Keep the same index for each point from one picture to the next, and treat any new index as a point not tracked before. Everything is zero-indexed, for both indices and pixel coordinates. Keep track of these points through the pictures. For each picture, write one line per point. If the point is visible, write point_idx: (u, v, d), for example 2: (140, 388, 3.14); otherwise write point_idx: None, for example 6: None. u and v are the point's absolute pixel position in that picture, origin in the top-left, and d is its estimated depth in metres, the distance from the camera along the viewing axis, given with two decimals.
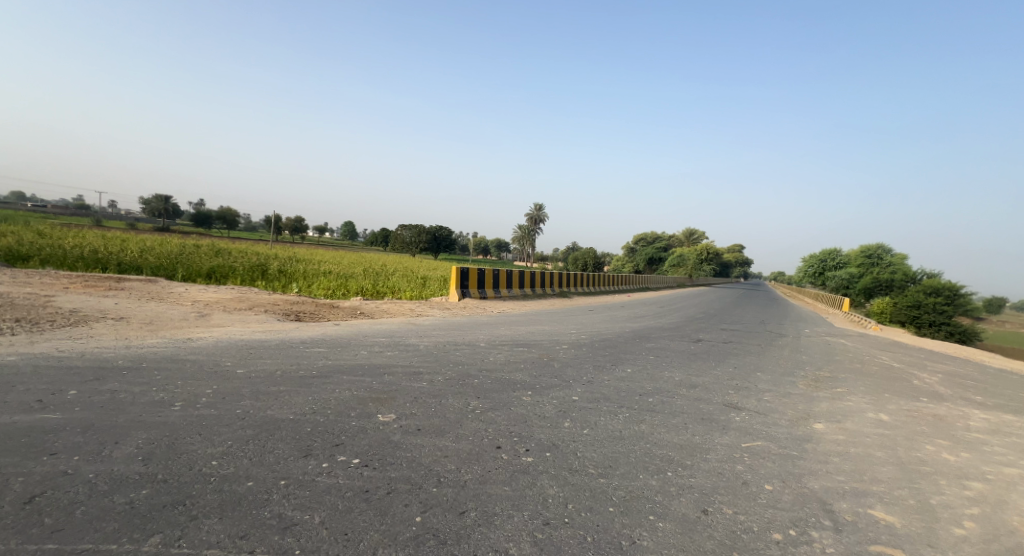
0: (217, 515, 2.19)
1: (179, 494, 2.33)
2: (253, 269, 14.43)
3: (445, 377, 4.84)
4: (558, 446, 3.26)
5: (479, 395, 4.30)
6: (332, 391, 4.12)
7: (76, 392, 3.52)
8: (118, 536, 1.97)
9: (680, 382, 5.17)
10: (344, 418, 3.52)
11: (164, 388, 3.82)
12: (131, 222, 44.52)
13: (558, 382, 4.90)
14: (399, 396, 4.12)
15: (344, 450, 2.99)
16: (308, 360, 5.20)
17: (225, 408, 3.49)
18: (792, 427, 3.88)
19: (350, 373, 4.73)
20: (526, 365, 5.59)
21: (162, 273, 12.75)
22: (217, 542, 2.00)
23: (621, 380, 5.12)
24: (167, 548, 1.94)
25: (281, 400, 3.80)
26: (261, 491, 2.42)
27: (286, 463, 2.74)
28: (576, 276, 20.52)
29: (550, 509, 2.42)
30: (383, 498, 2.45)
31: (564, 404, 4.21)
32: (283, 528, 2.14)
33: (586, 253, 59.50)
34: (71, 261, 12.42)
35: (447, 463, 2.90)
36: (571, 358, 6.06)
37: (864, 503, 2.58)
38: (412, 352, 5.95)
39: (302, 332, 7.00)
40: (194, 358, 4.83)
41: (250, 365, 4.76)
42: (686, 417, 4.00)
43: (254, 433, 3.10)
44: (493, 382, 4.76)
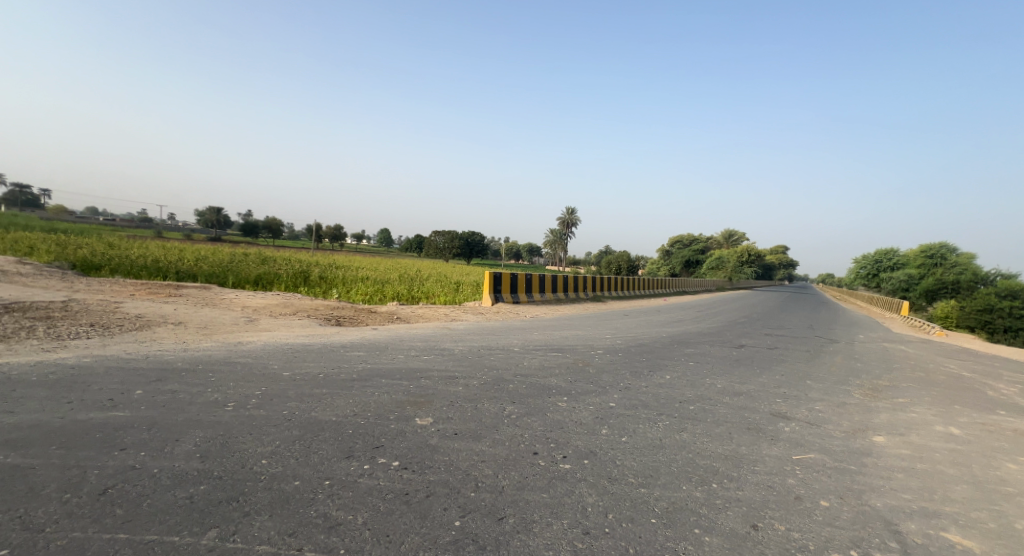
0: (267, 512, 2.27)
1: (233, 491, 2.44)
2: (296, 276, 15.00)
3: (480, 382, 4.87)
4: (596, 453, 3.21)
5: (514, 400, 4.30)
6: (371, 395, 4.22)
7: (140, 392, 3.75)
8: (179, 529, 2.08)
9: (722, 390, 5.00)
10: (382, 421, 3.59)
11: (218, 389, 4.02)
12: (186, 233, 47.28)
13: (593, 388, 4.84)
14: (436, 400, 4.17)
15: (385, 452, 3.05)
16: (349, 363, 5.36)
17: (273, 409, 3.64)
18: (849, 439, 3.66)
19: (388, 377, 4.82)
20: (561, 370, 5.56)
21: (215, 280, 13.47)
22: (268, 539, 2.07)
23: (660, 387, 5.00)
24: (223, 542, 2.03)
25: (323, 402, 3.91)
26: (307, 491, 2.51)
27: (330, 463, 2.83)
28: (610, 279, 20.21)
29: (589, 518, 2.39)
30: (422, 501, 2.48)
31: (601, 410, 4.15)
32: (328, 528, 2.20)
33: (620, 257, 58.31)
34: (135, 269, 13.31)
35: (483, 468, 2.91)
36: (607, 364, 5.97)
37: (936, 525, 2.40)
38: (446, 357, 5.99)
39: (341, 337, 7.20)
40: (244, 361, 5.07)
41: (292, 368, 4.94)
42: (730, 426, 3.87)
43: (300, 434, 3.22)
44: (527, 387, 4.74)
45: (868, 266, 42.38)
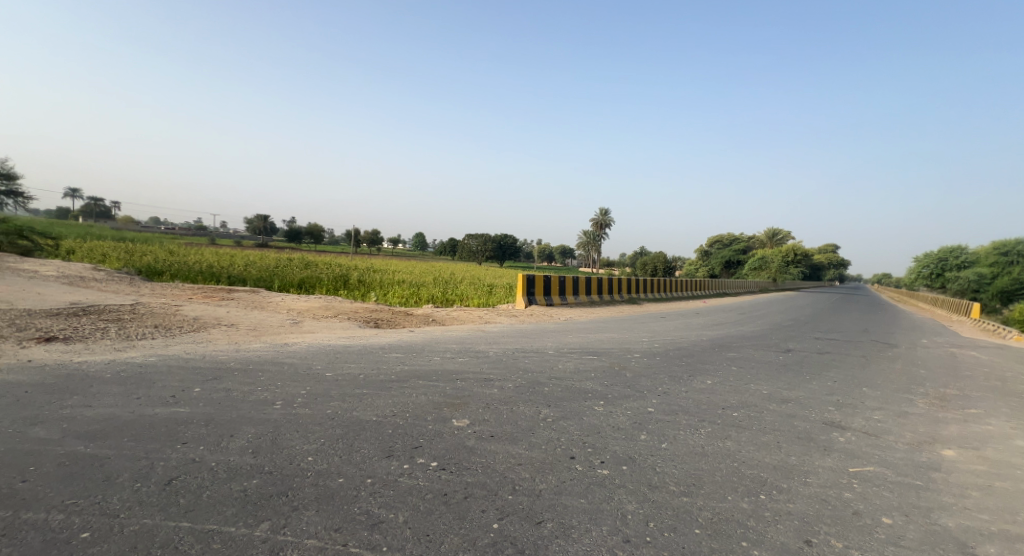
0: (314, 508, 2.35)
1: (283, 485, 2.53)
2: (337, 280, 15.51)
3: (515, 384, 4.88)
4: (635, 459, 3.15)
5: (550, 404, 4.27)
6: (409, 396, 4.30)
7: (198, 390, 3.96)
8: (236, 520, 2.18)
9: (767, 397, 4.80)
10: (420, 421, 3.65)
11: (267, 388, 4.20)
12: (237, 240, 49.83)
13: (630, 392, 4.75)
14: (471, 402, 4.20)
15: (423, 453, 3.09)
16: (388, 364, 5.48)
17: (317, 408, 3.76)
18: (912, 452, 3.43)
19: (425, 378, 4.90)
20: (596, 373, 5.50)
21: (263, 284, 14.12)
22: (315, 533, 2.14)
23: (701, 393, 4.85)
24: (274, 535, 2.11)
25: (364, 402, 4.01)
26: (350, 488, 2.57)
27: (371, 462, 2.90)
28: (647, 281, 19.81)
29: (629, 525, 2.34)
30: (461, 502, 2.50)
31: (639, 415, 4.07)
32: (371, 525, 2.25)
33: (657, 258, 57.04)
34: (192, 274, 14.14)
35: (521, 471, 2.90)
36: (645, 368, 5.85)
37: (1018, 550, 2.21)
38: (482, 359, 6.04)
39: (379, 338, 7.37)
40: (290, 361, 5.28)
41: (334, 368, 5.10)
42: (778, 435, 3.71)
43: (343, 432, 3.31)
44: (563, 390, 4.70)
45: (930, 266, 39.47)
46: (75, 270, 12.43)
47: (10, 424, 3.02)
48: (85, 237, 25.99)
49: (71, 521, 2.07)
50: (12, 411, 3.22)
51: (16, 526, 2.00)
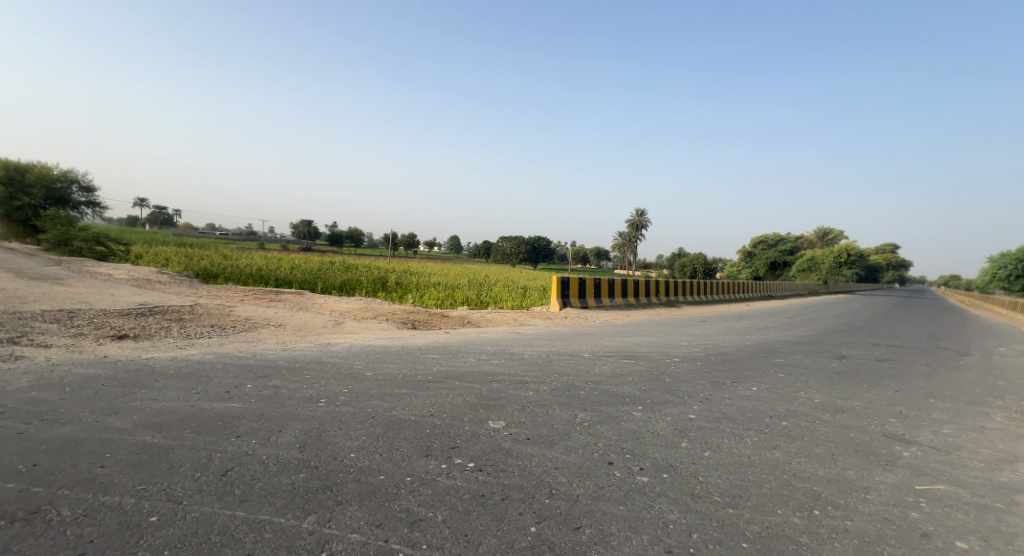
0: (357, 503, 2.40)
1: (328, 480, 2.60)
2: (376, 282, 15.90)
3: (551, 387, 4.84)
4: (676, 467, 3.05)
5: (587, 407, 4.20)
6: (447, 396, 4.33)
7: (249, 386, 4.14)
8: (285, 512, 2.26)
9: (819, 406, 4.54)
10: (456, 422, 3.66)
11: (311, 386, 4.34)
12: (285, 245, 52.27)
13: (670, 398, 4.62)
14: (507, 404, 4.19)
15: (460, 453, 3.11)
16: (425, 365, 5.56)
17: (358, 406, 3.85)
18: (987, 471, 3.16)
19: (461, 379, 4.93)
20: (634, 377, 5.39)
21: (307, 287, 14.67)
22: (358, 528, 2.18)
23: (747, 400, 4.66)
24: (320, 527, 2.17)
25: (402, 402, 4.08)
26: (391, 485, 2.61)
27: (410, 461, 2.93)
28: (686, 283, 19.27)
29: (671, 536, 2.26)
30: (498, 503, 2.50)
31: (680, 421, 3.94)
32: (411, 522, 2.27)
33: (698, 260, 55.44)
34: (243, 277, 14.87)
35: (558, 475, 2.87)
36: (685, 373, 5.68)
37: None
38: (517, 361, 6.03)
39: (416, 339, 7.49)
40: (333, 360, 5.44)
41: (373, 368, 5.21)
42: (833, 447, 3.50)
43: (383, 431, 3.38)
44: (600, 395, 4.62)
45: (1009, 266, 36.59)
46: (141, 273, 13.35)
47: (87, 413, 3.25)
48: (150, 243, 27.94)
49: (141, 505, 2.20)
50: (89, 402, 3.47)
51: (92, 508, 2.15)
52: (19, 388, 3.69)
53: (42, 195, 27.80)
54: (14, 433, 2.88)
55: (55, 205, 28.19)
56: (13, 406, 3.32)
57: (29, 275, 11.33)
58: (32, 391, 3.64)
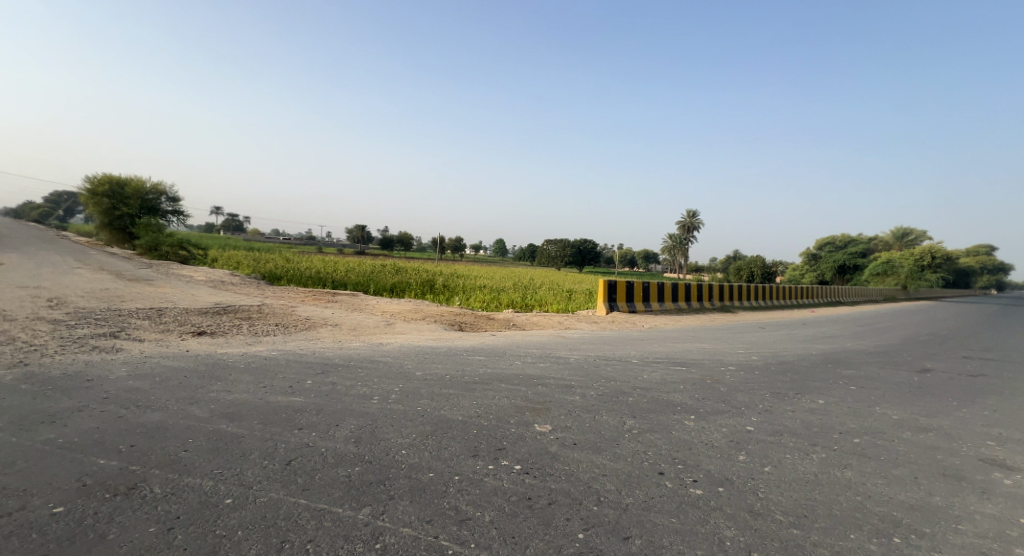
0: (408, 498, 2.46)
1: (381, 474, 2.69)
2: (424, 284, 16.29)
3: (598, 392, 4.77)
4: (733, 481, 2.91)
5: (636, 414, 4.11)
6: (493, 398, 4.36)
7: (310, 382, 4.36)
8: (343, 502, 2.36)
9: (895, 423, 4.19)
10: (503, 424, 3.68)
11: (365, 383, 4.51)
12: (341, 249, 54.86)
13: (725, 407, 4.43)
14: (553, 408, 4.17)
15: (507, 455, 3.12)
16: (472, 366, 5.64)
17: (409, 405, 3.96)
18: None
19: (507, 382, 4.95)
20: (686, 385, 5.22)
21: (361, 288, 15.29)
22: (410, 523, 2.24)
23: (811, 413, 4.38)
24: (375, 519, 2.24)
25: (450, 402, 4.15)
26: (440, 483, 2.67)
27: (459, 460, 2.98)
28: (742, 287, 18.37)
29: (728, 552, 2.17)
30: (545, 507, 2.48)
31: (736, 433, 3.77)
32: (460, 521, 2.30)
33: (754, 263, 52.74)
34: (303, 279, 15.74)
35: (606, 482, 2.82)
36: (741, 382, 5.42)
37: None
38: (563, 365, 5.99)
39: (464, 341, 7.59)
40: (385, 360, 5.63)
41: (422, 368, 5.34)
42: (913, 469, 3.22)
43: (432, 429, 3.45)
44: (649, 402, 4.51)
45: None
46: (217, 275, 14.45)
47: (173, 401, 3.54)
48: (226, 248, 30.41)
49: (217, 487, 2.37)
50: (173, 391, 3.78)
51: (175, 487, 2.34)
52: (117, 377, 4.09)
53: (137, 205, 30.83)
54: (115, 416, 3.20)
55: (148, 214, 31.23)
56: (113, 392, 3.68)
57: (125, 276, 12.57)
58: (128, 380, 4.02)
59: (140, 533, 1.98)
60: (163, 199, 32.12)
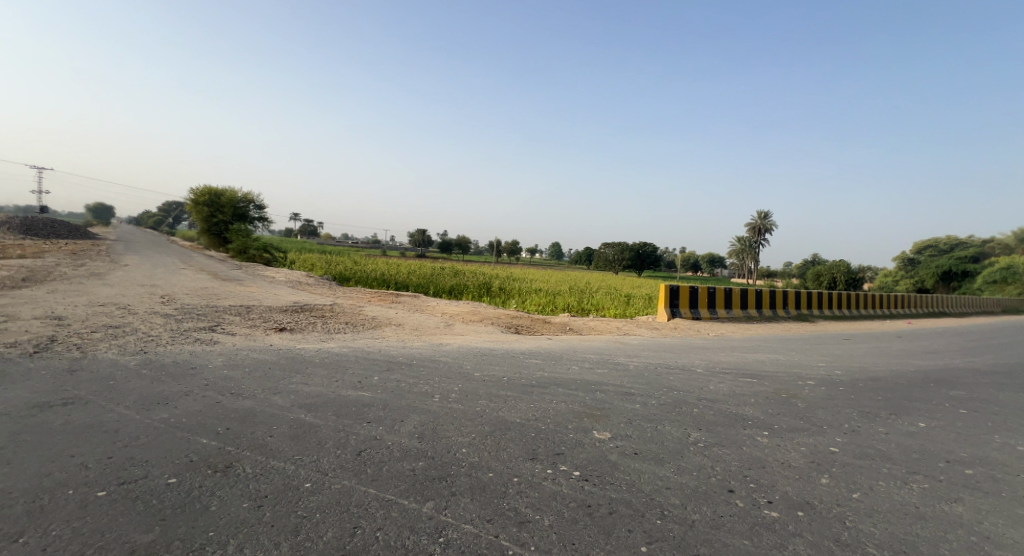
0: (469, 496, 2.51)
1: (443, 471, 2.77)
2: (482, 287, 16.58)
3: (659, 401, 4.62)
4: (813, 506, 2.71)
5: (702, 427, 3.94)
6: (551, 402, 4.35)
7: (377, 378, 4.57)
8: (408, 494, 2.45)
9: (1013, 455, 3.70)
10: (561, 429, 3.66)
11: (427, 382, 4.65)
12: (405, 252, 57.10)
13: (802, 424, 4.13)
14: (612, 415, 4.09)
15: (566, 460, 3.10)
16: (530, 370, 5.66)
17: (468, 405, 4.04)
18: None
19: (566, 387, 4.91)
20: (756, 397, 4.93)
21: (422, 290, 15.84)
22: (471, 520, 2.29)
23: (904, 437, 3.98)
24: (438, 513, 2.31)
25: (509, 404, 4.18)
26: (500, 483, 2.70)
27: (517, 462, 3.00)
28: (822, 294, 17.00)
29: None
30: (606, 517, 2.44)
31: (816, 453, 3.51)
32: (519, 522, 2.32)
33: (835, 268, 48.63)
34: (369, 280, 16.57)
35: (671, 496, 2.72)
36: (822, 399, 5.02)
37: None
38: (623, 372, 5.86)
39: (521, 344, 7.61)
40: (446, 360, 5.77)
41: (481, 370, 5.41)
42: None
43: (491, 430, 3.50)
44: (716, 414, 4.30)
45: None
46: (295, 276, 15.56)
47: (260, 391, 3.85)
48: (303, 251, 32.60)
49: (298, 471, 2.55)
50: (258, 381, 4.12)
51: (260, 469, 2.55)
52: (213, 366, 4.52)
53: (231, 212, 33.84)
54: (213, 401, 3.53)
55: (238, 220, 34.23)
56: (212, 380, 4.07)
57: (219, 277, 13.86)
58: (223, 369, 4.43)
59: (235, 508, 2.17)
60: (252, 207, 34.91)
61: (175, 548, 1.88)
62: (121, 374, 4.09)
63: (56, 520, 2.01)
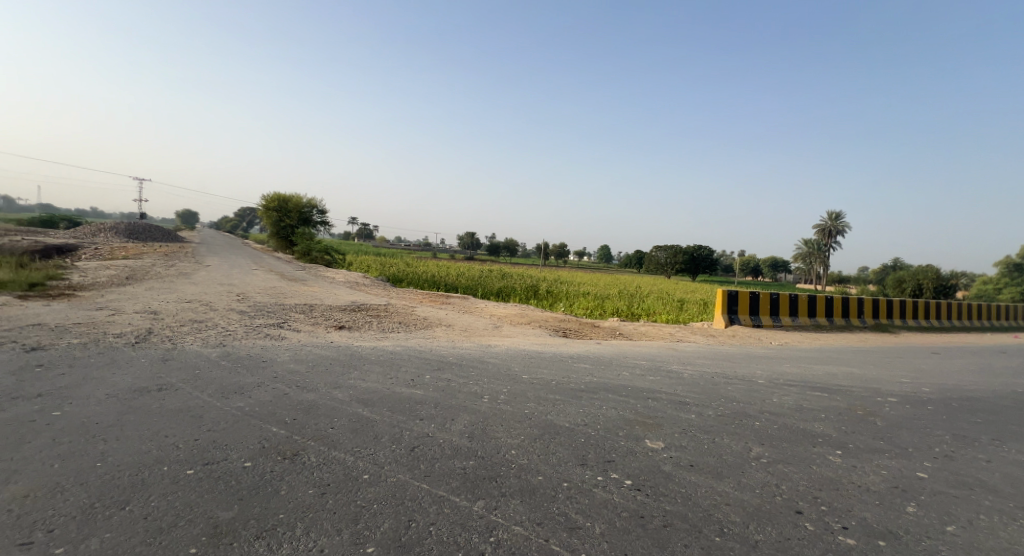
0: (519, 498, 2.49)
1: (492, 471, 2.77)
2: (531, 289, 16.57)
3: (717, 412, 4.40)
4: (894, 535, 2.47)
5: (765, 441, 3.71)
6: (601, 408, 4.26)
7: (427, 377, 4.66)
8: (460, 492, 2.47)
9: None
10: (612, 436, 3.56)
11: (475, 383, 4.69)
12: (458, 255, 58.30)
13: (880, 445, 3.78)
14: (666, 424, 3.94)
15: (617, 468, 3.01)
16: (579, 374, 5.57)
17: (517, 407, 4.03)
18: None
19: (617, 393, 4.78)
20: (825, 413, 4.58)
21: (472, 292, 16.09)
22: (521, 522, 2.26)
23: (1005, 466, 3.53)
24: (489, 513, 2.31)
25: (558, 408, 4.12)
26: (549, 487, 2.66)
27: (568, 467, 2.95)
28: (904, 303, 15.53)
29: None
30: (660, 529, 2.34)
31: (896, 478, 3.19)
32: (570, 528, 2.27)
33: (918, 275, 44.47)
34: (422, 281, 17.00)
35: (731, 513, 2.57)
36: (905, 418, 4.58)
37: None
38: (677, 379, 5.65)
39: (571, 348, 7.50)
40: (494, 362, 5.79)
41: (529, 372, 5.38)
42: None
43: (540, 433, 3.46)
44: (780, 428, 4.04)
45: None
46: (353, 277, 16.25)
47: (322, 384, 4.04)
48: (361, 253, 34.00)
49: (357, 463, 2.63)
50: (320, 375, 4.32)
51: (324, 458, 2.66)
52: (279, 359, 4.80)
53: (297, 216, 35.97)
54: (281, 392, 3.74)
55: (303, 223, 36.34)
56: (279, 372, 4.32)
57: (286, 277, 14.77)
58: (288, 363, 4.69)
59: (301, 493, 2.27)
60: (316, 211, 36.79)
61: (251, 527, 1.98)
62: (203, 364, 4.43)
63: (153, 493, 2.19)
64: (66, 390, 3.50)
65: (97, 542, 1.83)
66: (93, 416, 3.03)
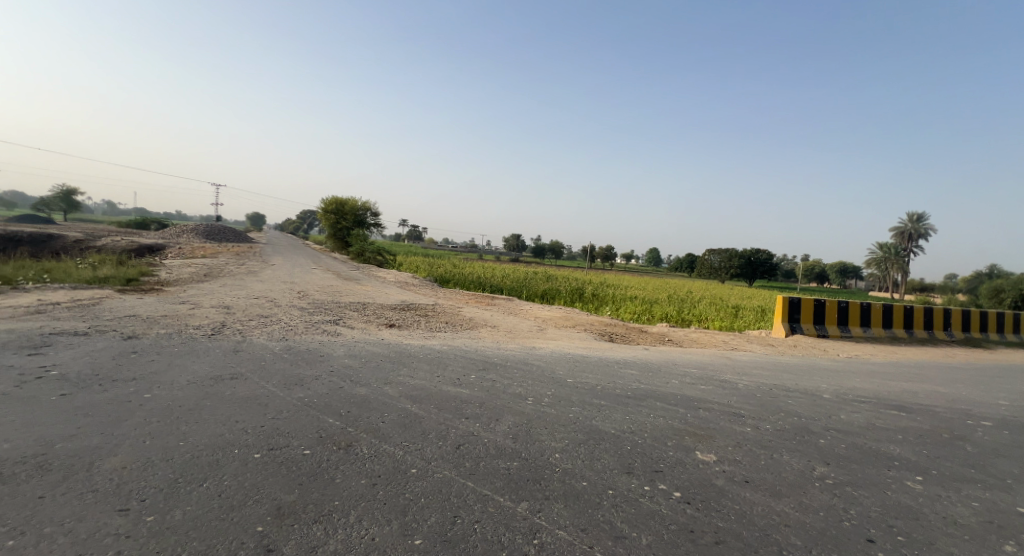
0: (562, 502, 2.52)
1: (536, 473, 2.81)
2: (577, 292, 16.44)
3: (773, 426, 4.22)
4: None
5: (827, 460, 3.52)
6: (648, 416, 4.19)
7: (474, 377, 4.77)
8: (504, 492, 2.52)
9: None
10: (659, 445, 3.50)
11: (521, 384, 4.74)
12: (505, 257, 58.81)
13: (958, 473, 3.49)
14: (718, 437, 3.81)
15: (665, 479, 2.96)
16: (626, 380, 5.49)
17: (562, 410, 4.04)
18: None
19: (665, 401, 4.69)
20: (894, 433, 4.28)
21: (518, 294, 16.17)
22: (565, 527, 2.29)
23: None
24: (533, 515, 2.35)
25: (603, 414, 4.10)
26: (594, 493, 2.67)
27: (613, 475, 2.93)
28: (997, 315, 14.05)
29: None
30: (711, 546, 2.29)
31: (978, 511, 2.94)
32: (615, 536, 2.27)
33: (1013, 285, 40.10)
34: (469, 282, 17.25)
35: (789, 535, 2.47)
36: (988, 444, 4.19)
37: None
38: (729, 389, 5.46)
39: (617, 353, 7.40)
40: (540, 364, 5.82)
41: (575, 376, 5.36)
42: None
43: (584, 438, 3.46)
44: (842, 447, 3.82)
45: None
46: (404, 277, 16.78)
47: (374, 380, 4.23)
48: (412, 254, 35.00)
49: (406, 457, 2.75)
50: (373, 371, 4.52)
51: (375, 450, 2.80)
52: (337, 355, 5.07)
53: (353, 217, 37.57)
54: (337, 386, 3.95)
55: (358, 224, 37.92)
56: (336, 367, 4.56)
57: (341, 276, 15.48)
58: (344, 359, 4.94)
59: (355, 483, 2.40)
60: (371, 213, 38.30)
61: (310, 511, 2.13)
62: (270, 357, 4.75)
63: (227, 473, 2.39)
64: (156, 376, 3.87)
65: (181, 513, 2.03)
66: (177, 400, 3.34)
